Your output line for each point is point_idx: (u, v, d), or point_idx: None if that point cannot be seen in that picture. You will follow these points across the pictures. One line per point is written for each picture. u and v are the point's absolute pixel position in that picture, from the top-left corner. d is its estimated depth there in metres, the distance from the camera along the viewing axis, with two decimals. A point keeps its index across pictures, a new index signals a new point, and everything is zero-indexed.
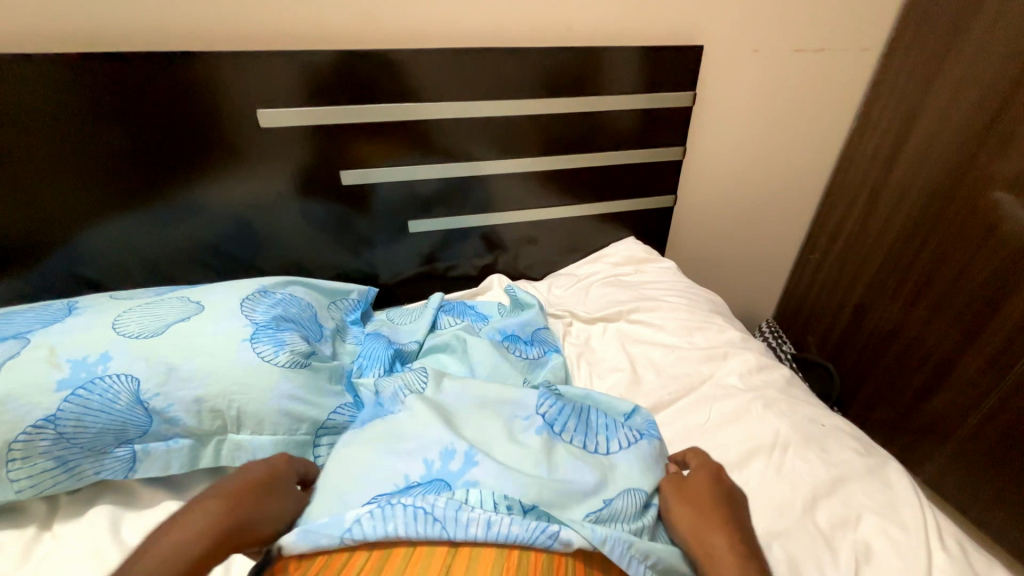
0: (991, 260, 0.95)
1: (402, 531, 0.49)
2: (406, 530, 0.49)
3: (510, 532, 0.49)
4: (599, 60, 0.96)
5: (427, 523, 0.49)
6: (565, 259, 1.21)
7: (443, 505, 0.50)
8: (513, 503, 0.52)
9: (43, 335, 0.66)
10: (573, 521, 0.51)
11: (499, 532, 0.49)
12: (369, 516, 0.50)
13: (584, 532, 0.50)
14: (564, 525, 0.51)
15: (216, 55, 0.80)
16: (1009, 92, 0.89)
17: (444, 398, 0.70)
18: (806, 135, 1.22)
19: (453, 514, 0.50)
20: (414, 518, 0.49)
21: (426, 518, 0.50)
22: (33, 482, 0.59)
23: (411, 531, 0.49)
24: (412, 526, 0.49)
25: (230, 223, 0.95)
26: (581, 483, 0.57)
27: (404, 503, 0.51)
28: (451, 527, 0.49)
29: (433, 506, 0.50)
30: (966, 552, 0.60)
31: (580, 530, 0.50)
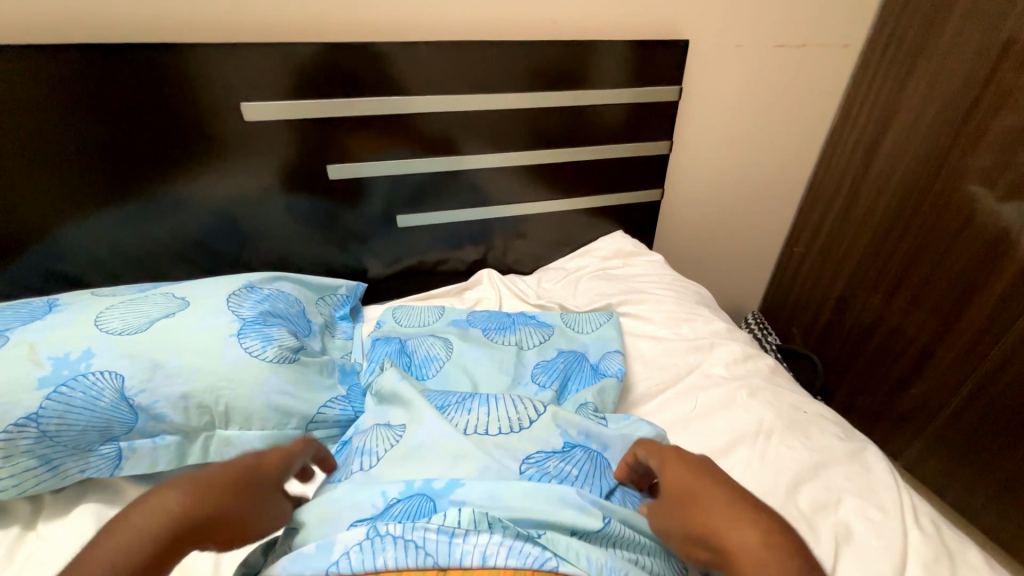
0: (968, 248, 0.98)
1: (392, 563, 0.45)
2: (396, 562, 0.45)
3: (507, 563, 0.45)
4: (587, 54, 0.96)
5: (418, 552, 0.46)
6: (554, 253, 1.22)
7: (435, 535, 0.47)
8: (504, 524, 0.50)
9: (22, 333, 0.64)
10: (568, 549, 0.47)
11: (494, 563, 0.45)
12: (359, 549, 0.46)
13: (582, 567, 0.46)
14: (562, 556, 0.46)
15: (199, 49, 0.79)
16: (982, 87, 0.92)
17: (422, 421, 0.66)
18: (790, 130, 1.24)
19: (446, 543, 0.46)
20: (406, 549, 0.46)
21: (415, 548, 0.46)
22: (15, 481, 0.58)
23: (400, 562, 0.45)
24: (402, 557, 0.45)
25: (216, 219, 0.94)
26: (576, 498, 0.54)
27: (394, 533, 0.47)
28: (442, 557, 0.46)
29: (425, 540, 0.46)
30: (940, 531, 0.62)
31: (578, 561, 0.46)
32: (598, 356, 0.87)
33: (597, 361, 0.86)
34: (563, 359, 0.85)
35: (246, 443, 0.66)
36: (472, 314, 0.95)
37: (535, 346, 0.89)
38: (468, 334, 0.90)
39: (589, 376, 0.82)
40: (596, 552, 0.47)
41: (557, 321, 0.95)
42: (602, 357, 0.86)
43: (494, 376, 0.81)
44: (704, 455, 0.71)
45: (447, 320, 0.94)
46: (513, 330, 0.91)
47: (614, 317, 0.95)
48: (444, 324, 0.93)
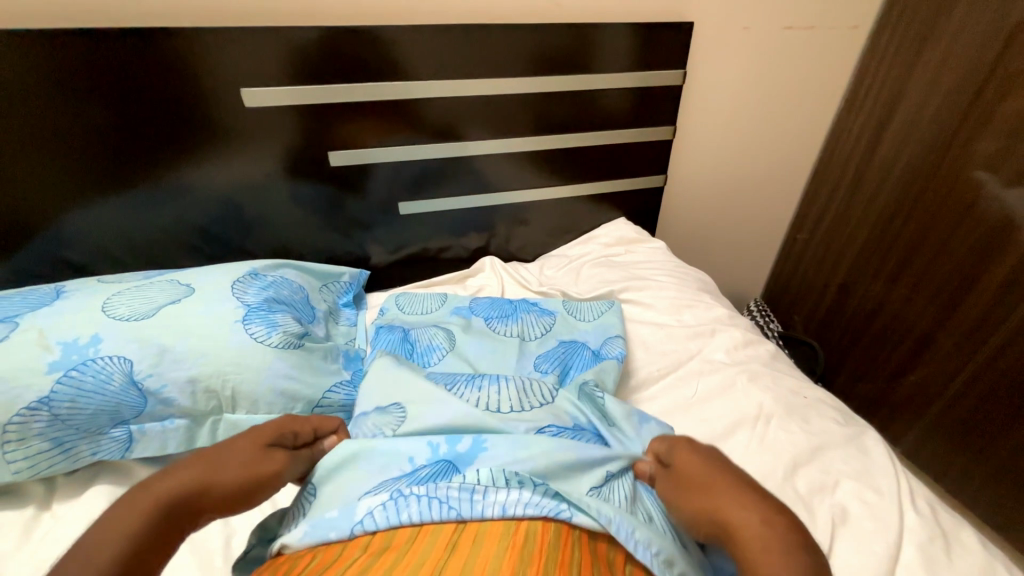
0: (971, 235, 0.97)
1: (416, 517, 0.47)
2: (419, 515, 0.47)
3: (523, 512, 0.47)
4: (590, 37, 0.95)
5: (439, 506, 0.48)
6: (556, 240, 1.22)
7: (457, 492, 0.49)
8: (525, 480, 0.51)
9: (31, 319, 0.65)
10: (579, 501, 0.49)
11: (513, 513, 0.47)
12: (382, 508, 0.48)
13: (590, 517, 0.48)
14: (574, 507, 0.49)
15: (196, 33, 0.78)
16: (990, 71, 0.91)
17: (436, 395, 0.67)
18: (796, 114, 1.23)
19: (467, 497, 0.49)
20: (429, 504, 0.48)
21: (438, 502, 0.48)
22: (30, 463, 0.59)
23: (424, 516, 0.47)
24: (426, 511, 0.47)
25: (218, 206, 0.94)
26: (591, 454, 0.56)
27: (417, 492, 0.49)
28: (465, 510, 0.48)
29: (448, 496, 0.49)
30: (936, 513, 0.62)
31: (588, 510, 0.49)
32: (599, 342, 0.88)
33: (598, 347, 0.87)
34: (565, 348, 0.86)
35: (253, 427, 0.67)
36: (473, 302, 0.96)
37: (537, 337, 0.89)
38: (470, 324, 0.90)
39: (591, 361, 0.83)
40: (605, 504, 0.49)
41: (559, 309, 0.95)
42: (603, 342, 0.87)
43: (496, 364, 0.82)
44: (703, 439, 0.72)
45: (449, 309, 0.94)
46: (515, 319, 0.92)
47: (615, 304, 0.95)
48: (446, 313, 0.93)
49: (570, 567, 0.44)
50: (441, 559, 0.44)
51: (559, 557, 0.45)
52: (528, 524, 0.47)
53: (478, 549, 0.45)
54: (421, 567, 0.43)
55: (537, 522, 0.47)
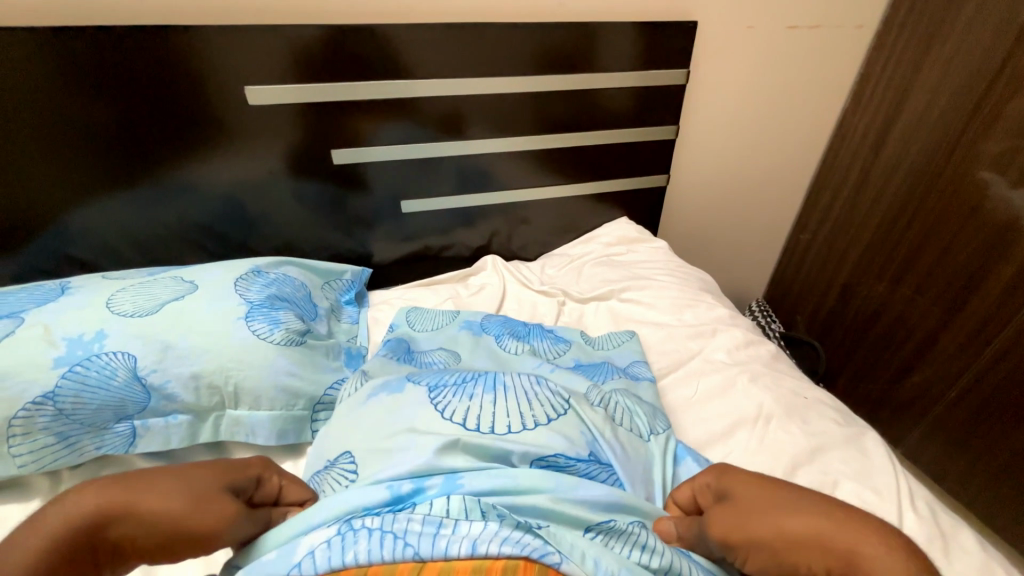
0: (976, 236, 0.97)
1: (364, 557, 0.44)
2: (367, 555, 0.44)
3: (500, 550, 0.45)
4: (593, 36, 0.95)
5: (394, 545, 0.45)
6: (559, 239, 1.22)
7: (418, 526, 0.47)
8: (501, 513, 0.50)
9: (36, 314, 0.66)
10: (570, 548, 0.47)
11: (484, 551, 0.45)
12: (326, 546, 0.45)
13: (580, 568, 0.46)
14: (564, 554, 0.46)
15: (201, 31, 0.78)
16: (999, 70, 0.90)
17: (412, 416, 0.61)
18: (799, 115, 1.23)
19: (428, 535, 0.46)
20: (381, 541, 0.45)
21: (393, 539, 0.46)
22: (35, 457, 0.60)
23: (373, 556, 0.44)
24: (376, 549, 0.45)
25: (221, 204, 0.94)
26: (595, 498, 0.53)
27: (368, 527, 0.47)
28: (423, 547, 0.45)
29: (404, 529, 0.46)
30: (936, 514, 0.62)
31: (580, 565, 0.46)
32: (624, 365, 0.84)
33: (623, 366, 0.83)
34: (585, 369, 0.81)
35: (257, 422, 0.68)
36: (491, 318, 0.92)
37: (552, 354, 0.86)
38: (483, 342, 0.86)
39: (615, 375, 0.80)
40: (607, 556, 0.47)
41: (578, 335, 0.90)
42: (629, 364, 0.84)
43: None
44: (702, 439, 0.72)
45: (458, 320, 0.92)
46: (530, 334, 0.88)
47: (636, 337, 0.90)
48: (456, 328, 0.89)
49: None
50: None
51: None
52: (505, 562, 0.45)
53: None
54: None
55: (513, 562, 0.44)
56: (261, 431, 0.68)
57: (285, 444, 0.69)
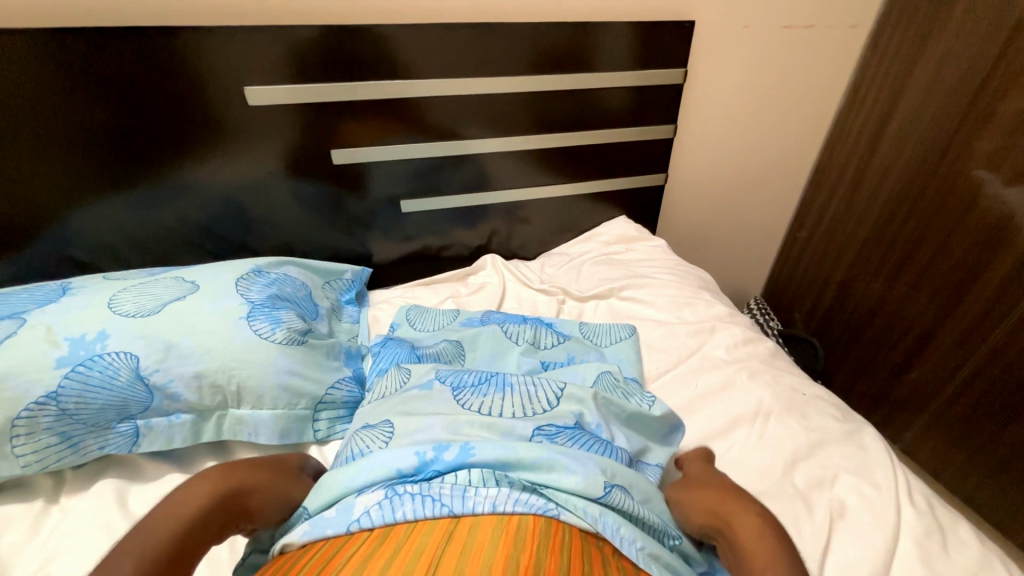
0: (972, 232, 0.98)
1: (410, 514, 0.48)
2: (414, 513, 0.48)
3: (514, 508, 0.48)
4: (591, 36, 0.95)
5: (433, 504, 0.49)
6: (558, 238, 1.22)
7: (449, 489, 0.50)
8: (513, 480, 0.52)
9: (38, 315, 0.66)
10: (567, 503, 0.50)
11: (503, 510, 0.48)
12: (378, 507, 0.49)
13: (579, 517, 0.49)
14: (561, 506, 0.50)
15: (199, 31, 0.78)
16: (992, 69, 0.90)
17: (432, 404, 0.65)
18: (797, 112, 1.23)
19: (459, 495, 0.50)
20: (423, 502, 0.49)
21: (432, 500, 0.49)
22: (38, 457, 0.60)
23: (418, 513, 0.48)
24: (420, 509, 0.48)
25: (221, 204, 0.95)
26: (585, 466, 0.53)
27: (411, 492, 0.50)
28: (457, 505, 0.49)
29: (441, 492, 0.50)
30: (933, 507, 0.62)
31: (573, 512, 0.50)
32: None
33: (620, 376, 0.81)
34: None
35: (259, 421, 0.68)
36: (493, 314, 0.92)
37: (550, 346, 0.86)
38: (483, 335, 0.86)
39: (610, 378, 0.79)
40: (611, 514, 0.50)
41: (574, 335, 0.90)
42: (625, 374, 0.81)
43: None
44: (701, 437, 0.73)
45: (459, 317, 0.92)
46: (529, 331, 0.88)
47: (635, 334, 0.90)
48: (457, 325, 0.90)
49: (561, 550, 0.45)
50: (438, 548, 0.45)
51: (550, 541, 0.46)
52: (519, 518, 0.48)
53: (473, 539, 0.45)
54: (418, 558, 0.43)
55: (527, 517, 0.48)
56: (263, 430, 0.68)
57: (287, 443, 0.69)
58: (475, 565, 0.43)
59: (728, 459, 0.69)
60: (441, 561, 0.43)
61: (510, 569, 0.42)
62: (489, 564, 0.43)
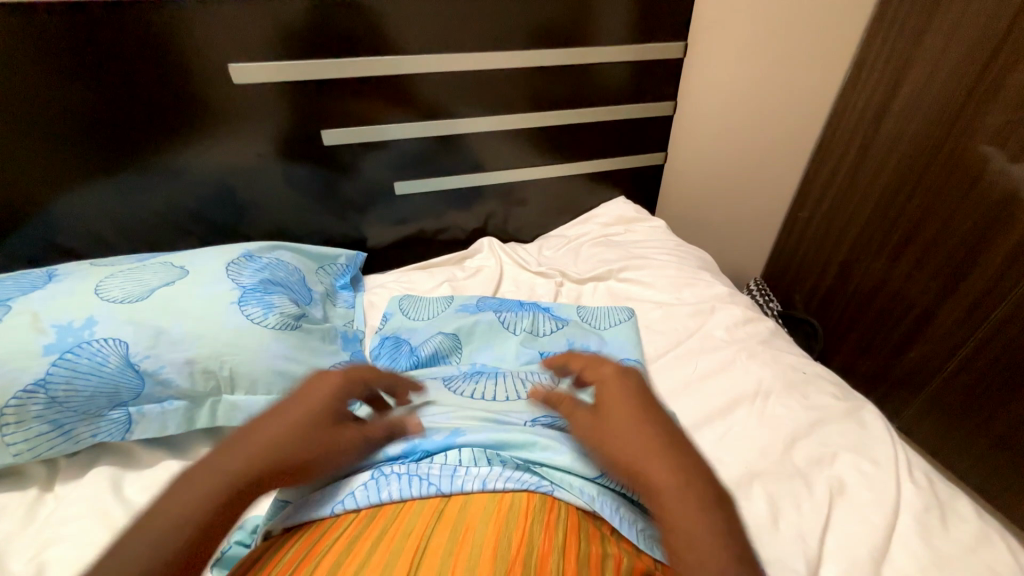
0: (979, 207, 0.96)
1: (398, 494, 0.48)
2: (400, 493, 0.48)
3: (506, 485, 0.48)
4: (588, 8, 0.92)
5: (421, 483, 0.49)
6: (556, 220, 1.20)
7: (438, 469, 0.50)
8: (505, 460, 0.53)
9: (24, 302, 0.64)
10: (562, 481, 0.51)
11: (493, 486, 0.48)
12: (363, 488, 0.49)
13: (573, 494, 0.49)
14: (556, 484, 0.50)
15: (177, 6, 0.75)
16: (1001, 39, 0.87)
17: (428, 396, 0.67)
18: (800, 86, 1.20)
19: (448, 474, 0.50)
20: (411, 481, 0.49)
21: (420, 479, 0.49)
22: (30, 446, 0.59)
23: (404, 493, 0.48)
24: (406, 488, 0.48)
25: (209, 188, 0.92)
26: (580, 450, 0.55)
27: (398, 472, 0.50)
28: (445, 484, 0.48)
29: (429, 471, 0.50)
30: (933, 483, 0.62)
31: (569, 491, 0.49)
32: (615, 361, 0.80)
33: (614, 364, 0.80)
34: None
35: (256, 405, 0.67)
36: (491, 300, 0.91)
37: (549, 332, 0.85)
38: (477, 322, 0.84)
39: None
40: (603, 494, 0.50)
41: (572, 319, 0.89)
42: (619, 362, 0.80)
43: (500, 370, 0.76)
44: (701, 417, 0.72)
45: (454, 304, 0.90)
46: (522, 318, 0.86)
47: (634, 317, 0.89)
48: (451, 312, 0.88)
49: (555, 528, 0.44)
50: (427, 529, 0.44)
51: (545, 518, 0.45)
52: (511, 496, 0.47)
53: (464, 515, 0.45)
54: (407, 538, 0.43)
55: (520, 494, 0.48)
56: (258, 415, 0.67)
57: None
58: (467, 541, 0.42)
59: (727, 439, 0.68)
60: (431, 542, 0.42)
61: (501, 544, 0.42)
62: (480, 542, 0.42)
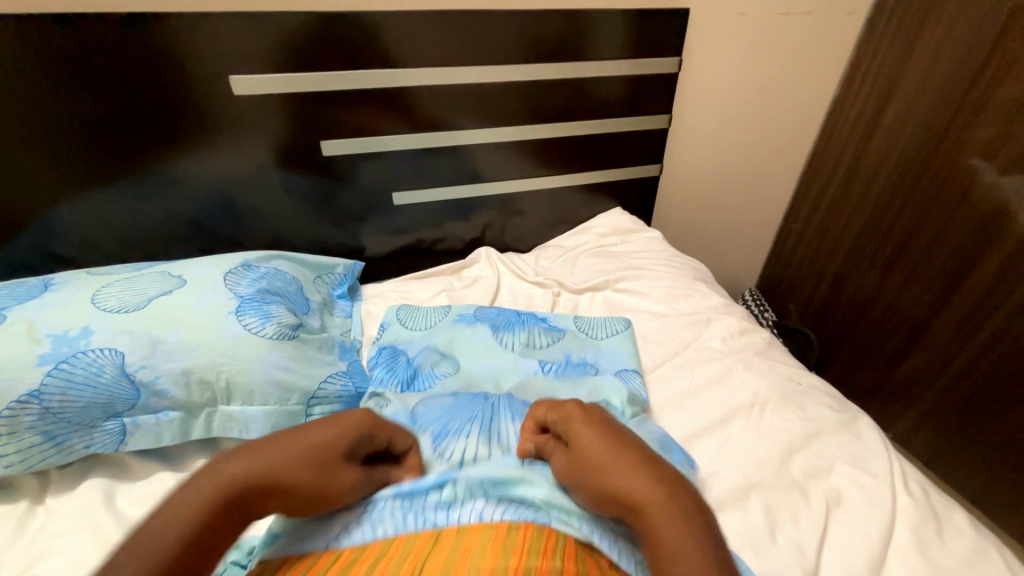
0: (968, 220, 0.98)
1: (392, 529, 0.48)
2: (395, 528, 0.48)
3: (501, 517, 0.48)
4: (586, 23, 0.94)
5: (416, 518, 0.49)
6: (553, 231, 1.21)
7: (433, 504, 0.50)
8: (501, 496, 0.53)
9: (19, 311, 0.64)
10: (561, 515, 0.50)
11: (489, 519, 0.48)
12: (357, 524, 0.49)
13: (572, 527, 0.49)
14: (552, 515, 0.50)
15: (180, 19, 0.76)
16: (987, 57, 0.90)
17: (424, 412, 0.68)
18: (793, 100, 1.22)
19: (443, 508, 0.50)
20: (406, 516, 0.49)
21: (415, 514, 0.49)
22: (22, 457, 0.58)
23: (399, 528, 0.48)
24: (401, 524, 0.48)
25: (208, 197, 0.92)
26: None
27: (392, 507, 0.50)
28: (440, 518, 0.48)
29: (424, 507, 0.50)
30: (928, 495, 0.62)
31: (568, 524, 0.49)
32: (613, 371, 0.81)
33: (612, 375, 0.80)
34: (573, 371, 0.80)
35: (252, 417, 0.66)
36: (489, 311, 0.91)
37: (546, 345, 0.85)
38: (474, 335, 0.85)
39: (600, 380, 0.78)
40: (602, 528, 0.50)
41: (570, 329, 0.89)
42: (618, 373, 0.80)
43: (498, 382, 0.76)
44: (699, 428, 0.72)
45: (452, 315, 0.90)
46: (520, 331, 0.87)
47: (631, 327, 0.89)
48: (449, 323, 0.88)
49: (553, 551, 0.45)
50: (422, 556, 0.44)
51: (542, 545, 0.45)
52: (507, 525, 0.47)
53: (460, 544, 0.45)
54: (403, 566, 0.43)
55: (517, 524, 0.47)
56: (254, 426, 0.66)
57: None
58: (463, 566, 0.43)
59: (726, 450, 0.69)
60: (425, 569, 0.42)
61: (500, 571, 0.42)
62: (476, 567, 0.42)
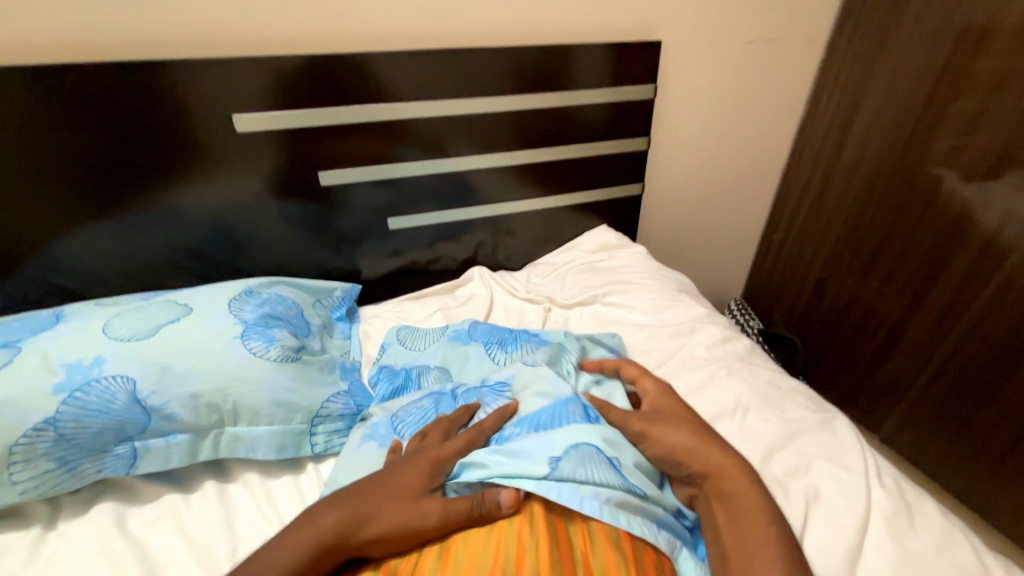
0: (935, 226, 1.04)
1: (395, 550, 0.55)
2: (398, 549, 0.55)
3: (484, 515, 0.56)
4: (565, 57, 1.01)
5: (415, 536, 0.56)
6: (542, 249, 1.26)
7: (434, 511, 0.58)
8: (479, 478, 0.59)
9: (33, 343, 0.67)
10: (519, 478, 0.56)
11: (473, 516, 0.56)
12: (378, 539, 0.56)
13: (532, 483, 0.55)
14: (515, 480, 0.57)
15: (185, 64, 0.82)
16: (940, 76, 0.98)
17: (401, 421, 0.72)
18: (766, 119, 1.30)
19: None
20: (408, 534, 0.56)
21: None
22: (36, 483, 0.60)
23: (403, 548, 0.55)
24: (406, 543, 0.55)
25: (209, 227, 0.97)
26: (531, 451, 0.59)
27: None
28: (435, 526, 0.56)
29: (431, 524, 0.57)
30: (902, 487, 0.66)
31: (527, 484, 0.55)
32: None
33: None
34: None
35: (257, 439, 0.69)
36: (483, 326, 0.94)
37: None
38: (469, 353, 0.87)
39: None
40: (562, 480, 0.55)
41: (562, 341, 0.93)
42: None
43: None
44: None
45: (448, 332, 0.94)
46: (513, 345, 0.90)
47: (619, 338, 0.93)
48: (445, 340, 0.91)
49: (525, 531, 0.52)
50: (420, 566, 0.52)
51: (518, 528, 0.52)
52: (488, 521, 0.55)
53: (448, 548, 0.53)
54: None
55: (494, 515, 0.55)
56: (260, 446, 0.69)
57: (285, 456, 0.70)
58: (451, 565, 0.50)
59: None
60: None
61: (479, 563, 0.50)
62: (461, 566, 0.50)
